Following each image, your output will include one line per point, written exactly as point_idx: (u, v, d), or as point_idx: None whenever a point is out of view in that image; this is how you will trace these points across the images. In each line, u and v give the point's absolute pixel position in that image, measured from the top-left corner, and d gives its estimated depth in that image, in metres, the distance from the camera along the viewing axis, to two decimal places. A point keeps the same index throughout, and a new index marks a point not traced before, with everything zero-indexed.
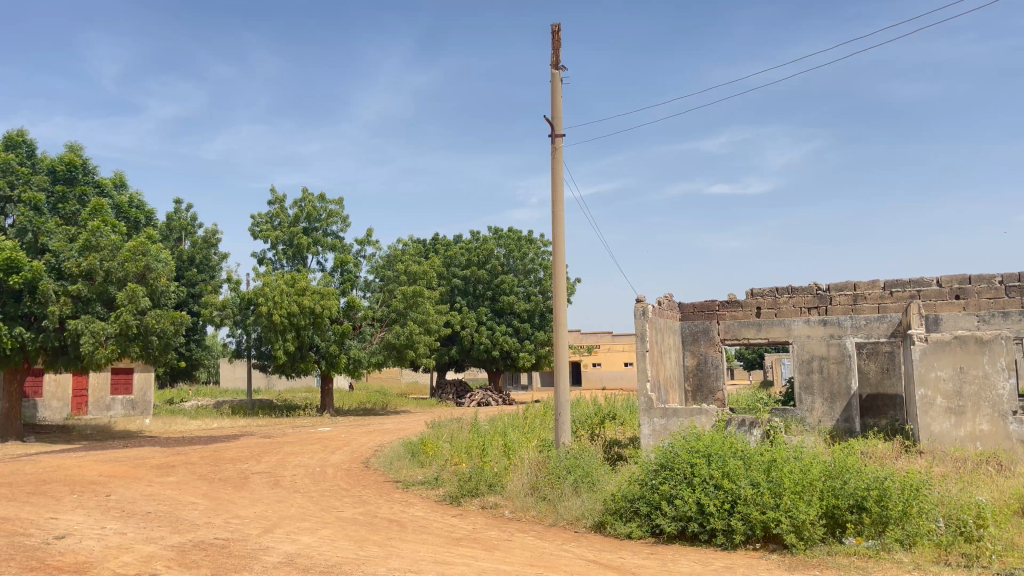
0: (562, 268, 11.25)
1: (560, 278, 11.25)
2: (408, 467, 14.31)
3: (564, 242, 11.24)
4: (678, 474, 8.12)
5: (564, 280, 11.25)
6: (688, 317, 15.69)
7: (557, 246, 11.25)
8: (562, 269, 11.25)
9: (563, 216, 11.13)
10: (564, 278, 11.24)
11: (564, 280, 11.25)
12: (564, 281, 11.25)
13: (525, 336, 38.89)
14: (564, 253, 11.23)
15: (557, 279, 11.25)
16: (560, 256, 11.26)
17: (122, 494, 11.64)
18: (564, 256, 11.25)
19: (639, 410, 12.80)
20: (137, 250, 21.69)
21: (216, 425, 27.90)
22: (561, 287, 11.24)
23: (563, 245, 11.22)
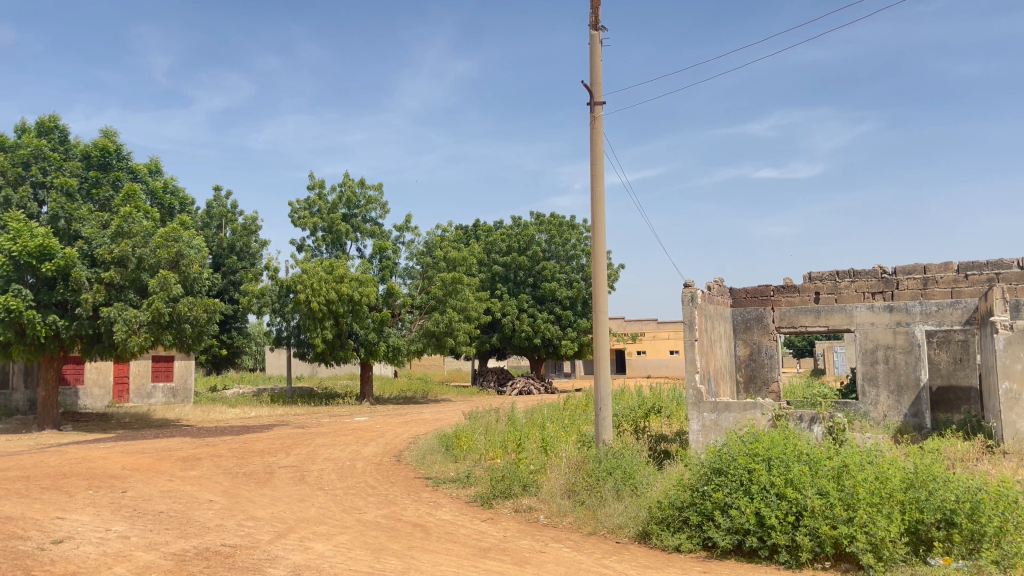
0: (602, 248, 10.32)
1: (599, 260, 10.32)
2: (441, 462, 13.55)
3: (603, 222, 10.31)
4: (735, 480, 7.18)
5: (604, 263, 10.32)
6: (740, 303, 14.57)
7: (595, 225, 10.31)
8: (601, 251, 10.31)
9: (601, 192, 10.20)
10: (604, 261, 10.32)
11: (603, 264, 10.31)
12: (604, 264, 10.32)
13: (567, 324, 38.02)
14: (604, 233, 10.30)
15: (597, 263, 10.32)
16: (599, 236, 10.33)
17: (140, 490, 11.09)
18: (603, 236, 10.33)
19: (688, 404, 11.84)
20: (169, 236, 21.27)
21: (254, 413, 27.68)
22: (601, 271, 10.29)
23: (602, 224, 10.28)
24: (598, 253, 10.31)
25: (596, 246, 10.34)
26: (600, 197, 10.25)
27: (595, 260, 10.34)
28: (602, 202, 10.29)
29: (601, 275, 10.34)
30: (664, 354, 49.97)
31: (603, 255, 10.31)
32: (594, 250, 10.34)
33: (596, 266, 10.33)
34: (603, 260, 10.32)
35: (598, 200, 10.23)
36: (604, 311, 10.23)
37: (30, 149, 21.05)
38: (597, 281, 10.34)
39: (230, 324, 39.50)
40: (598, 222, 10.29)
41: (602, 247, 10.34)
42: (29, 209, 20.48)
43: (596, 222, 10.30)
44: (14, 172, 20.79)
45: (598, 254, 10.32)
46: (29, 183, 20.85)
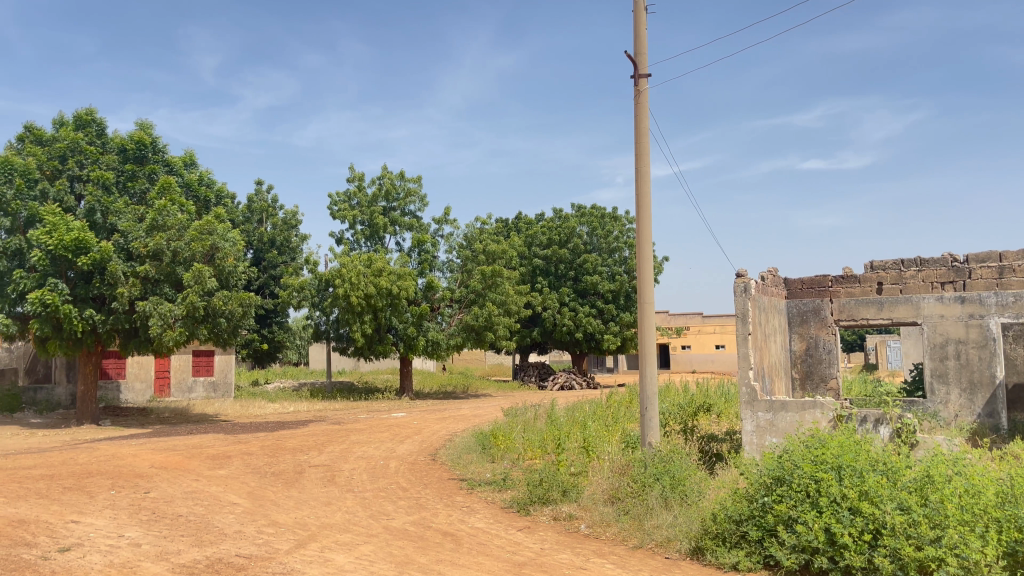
0: (648, 234, 9.53)
1: (645, 248, 9.53)
2: (477, 462, 12.90)
3: (649, 205, 9.54)
4: (799, 491, 6.42)
5: (650, 251, 9.52)
6: (795, 294, 13.60)
7: (640, 209, 9.54)
8: (648, 238, 9.54)
9: (648, 172, 9.45)
10: (650, 249, 9.52)
11: (649, 253, 9.50)
12: (651, 252, 9.52)
13: (610, 318, 37.16)
14: (650, 218, 9.51)
15: (642, 252, 9.52)
16: (644, 221, 9.55)
17: (163, 491, 10.65)
18: (649, 221, 9.54)
19: (740, 402, 11.01)
20: (204, 228, 20.98)
21: (293, 408, 27.46)
22: (646, 260, 9.48)
23: (648, 208, 9.51)
24: (643, 240, 9.53)
25: (642, 232, 9.55)
26: (646, 178, 9.48)
27: (640, 248, 9.55)
28: (648, 184, 9.52)
29: (647, 263, 9.54)
30: (709, 349, 48.76)
31: (650, 241, 9.52)
32: (639, 236, 9.57)
33: (641, 254, 9.53)
34: (650, 249, 9.53)
35: (644, 181, 9.47)
36: (651, 304, 9.40)
37: (66, 143, 20.91)
38: (644, 270, 9.53)
39: (271, 318, 39.46)
40: (643, 206, 9.53)
41: (648, 233, 9.55)
42: (66, 203, 20.32)
43: (642, 206, 9.52)
44: (51, 166, 20.67)
45: (643, 241, 9.55)
46: (66, 176, 20.71)
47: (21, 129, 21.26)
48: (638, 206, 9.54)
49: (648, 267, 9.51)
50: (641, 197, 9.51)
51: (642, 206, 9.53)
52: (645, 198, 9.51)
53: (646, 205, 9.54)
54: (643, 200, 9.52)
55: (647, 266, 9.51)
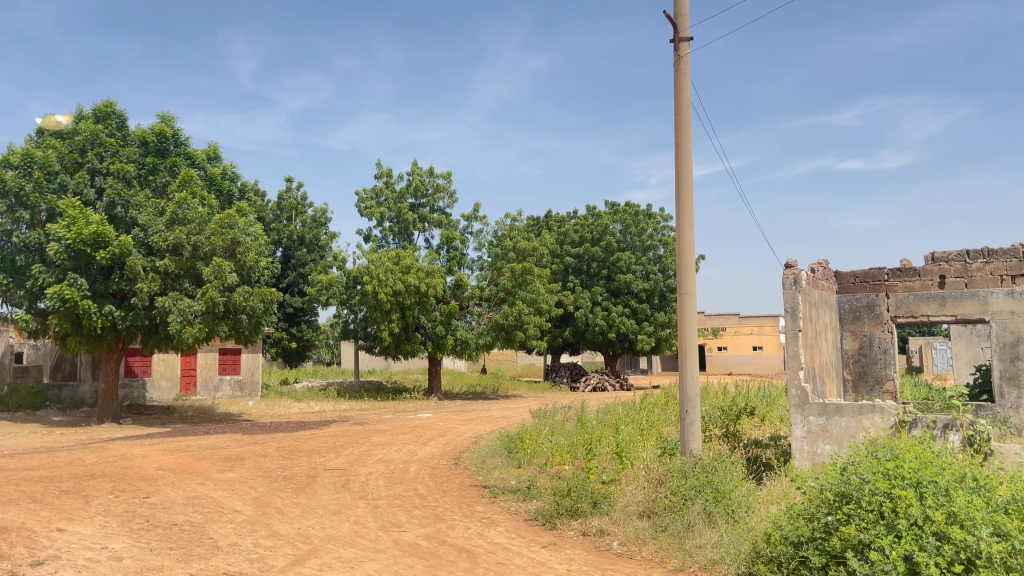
0: (689, 215, 8.56)
1: (686, 231, 8.57)
2: (502, 467, 12.05)
3: (690, 184, 8.60)
4: (871, 510, 5.49)
5: (690, 235, 8.55)
6: (847, 288, 12.53)
7: (679, 187, 8.61)
8: (689, 219, 8.56)
9: (689, 147, 8.58)
10: (691, 233, 8.56)
11: (690, 238, 8.54)
12: (692, 236, 8.55)
13: (644, 318, 36.13)
14: (691, 197, 8.55)
15: (683, 237, 8.56)
16: (686, 200, 8.58)
17: (164, 496, 9.96)
18: (690, 200, 8.58)
19: (790, 406, 10.03)
20: (225, 222, 20.41)
21: (319, 408, 26.86)
22: (687, 247, 8.52)
23: (689, 186, 8.57)
24: (684, 222, 8.56)
25: (682, 214, 8.58)
26: (687, 154, 8.60)
27: (680, 232, 8.57)
28: (689, 160, 8.63)
29: (689, 249, 8.57)
30: (746, 350, 47.47)
31: (690, 224, 8.55)
32: (679, 218, 8.62)
33: (681, 238, 8.55)
34: (691, 233, 8.55)
35: (686, 156, 8.58)
36: (693, 295, 8.40)
37: (86, 135, 20.54)
38: (685, 256, 8.54)
39: (300, 316, 39.05)
40: (684, 184, 8.59)
41: (689, 215, 8.58)
42: (85, 196, 19.94)
43: (682, 184, 8.59)
44: (71, 159, 20.29)
45: (684, 223, 8.59)
46: (87, 169, 20.33)
47: (41, 122, 20.94)
48: (679, 184, 8.62)
49: (689, 252, 8.52)
50: (681, 175, 8.60)
51: (682, 184, 8.59)
52: (686, 176, 8.61)
53: (687, 183, 8.61)
54: (684, 178, 8.61)
55: (688, 251, 8.51)
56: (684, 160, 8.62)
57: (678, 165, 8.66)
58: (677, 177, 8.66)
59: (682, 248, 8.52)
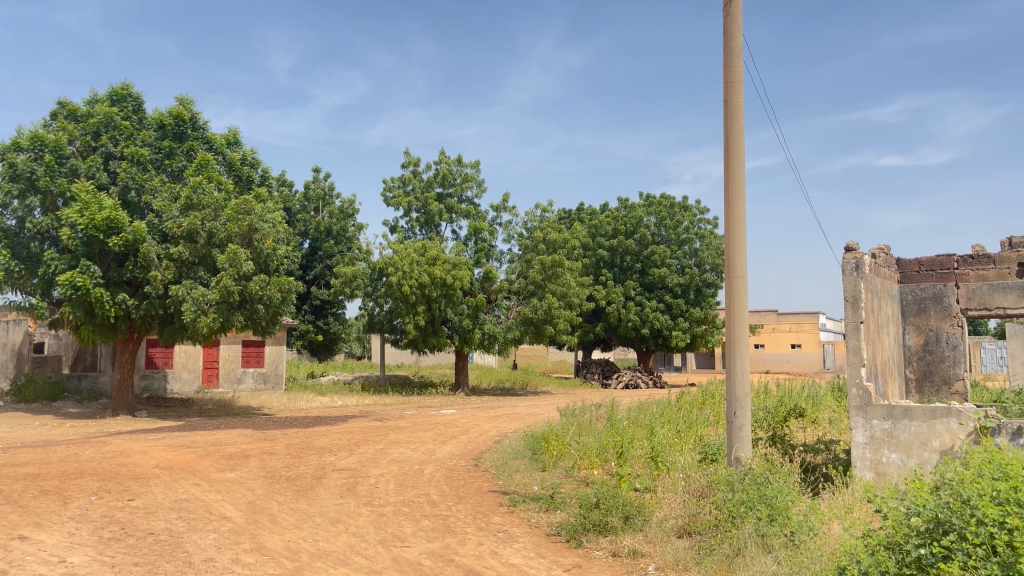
0: (740, 183, 7.42)
1: (735, 202, 7.42)
2: (525, 471, 11.02)
3: (741, 149, 7.48)
4: (979, 545, 4.43)
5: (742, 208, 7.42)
6: (911, 278, 11.20)
7: (729, 152, 7.48)
8: (739, 189, 7.42)
9: (739, 104, 7.47)
10: (743, 206, 7.43)
11: (740, 210, 7.41)
12: (743, 209, 7.42)
13: (679, 314, 34.91)
14: (742, 163, 7.44)
15: (733, 208, 7.41)
16: (735, 165, 7.45)
17: (150, 498, 9.05)
18: (741, 167, 7.46)
19: (850, 408, 8.87)
20: (242, 207, 19.56)
21: (341, 402, 26.00)
22: (737, 220, 7.38)
23: (739, 150, 7.43)
24: (734, 193, 7.43)
25: (732, 183, 7.44)
26: (738, 112, 7.47)
27: (730, 204, 7.44)
28: (739, 119, 7.50)
29: (739, 224, 7.43)
30: (784, 348, 45.92)
31: (741, 195, 7.42)
32: (728, 187, 7.47)
33: (731, 210, 7.41)
34: (743, 205, 7.42)
35: (736, 115, 7.45)
36: (745, 278, 7.26)
37: (100, 118, 19.89)
38: (735, 231, 7.39)
39: (327, 309, 38.36)
40: (735, 149, 7.46)
41: (740, 185, 7.44)
42: (99, 180, 19.30)
43: (732, 149, 7.46)
44: (84, 142, 19.66)
45: (733, 194, 7.44)
46: (101, 153, 19.65)
47: (56, 105, 20.33)
48: (728, 148, 7.49)
49: (740, 227, 7.38)
50: (731, 138, 7.46)
51: (731, 149, 7.47)
52: (737, 140, 7.47)
53: (738, 147, 7.48)
54: (734, 141, 7.47)
55: (739, 227, 7.38)
56: (735, 120, 7.49)
57: (727, 126, 7.53)
58: (725, 140, 7.53)
59: (732, 224, 7.39)
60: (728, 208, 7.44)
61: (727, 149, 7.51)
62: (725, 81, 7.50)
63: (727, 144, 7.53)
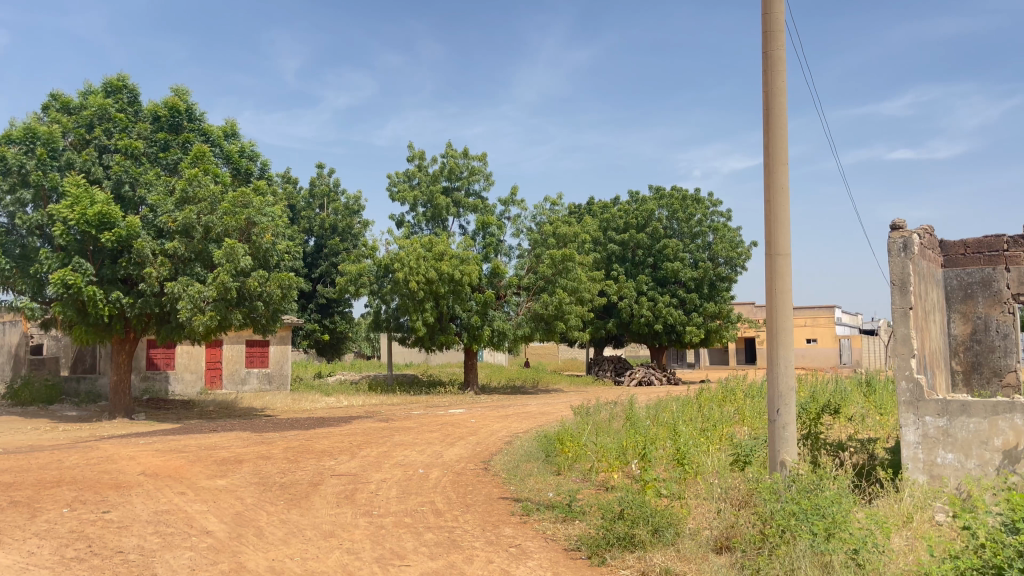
0: (782, 146, 6.54)
1: (777, 167, 6.54)
2: (538, 475, 10.20)
3: (784, 107, 6.58)
4: None
5: (785, 175, 6.53)
6: (956, 261, 10.29)
7: (769, 112, 6.60)
8: (782, 154, 6.54)
9: (782, 55, 6.58)
10: (786, 173, 6.54)
11: (782, 176, 6.53)
12: (787, 176, 6.53)
13: (692, 308, 34.03)
14: (785, 122, 6.55)
15: (774, 174, 6.53)
16: (777, 125, 6.56)
17: (127, 510, 8.24)
18: (784, 128, 6.57)
19: (900, 404, 7.97)
20: (238, 201, 18.78)
21: (346, 403, 25.22)
22: (779, 188, 6.51)
23: (782, 109, 6.55)
24: (776, 158, 6.54)
25: (772, 146, 6.56)
26: (779, 65, 6.59)
27: (771, 171, 6.57)
28: (781, 74, 6.61)
29: (781, 193, 6.56)
30: (800, 343, 44.92)
31: (783, 158, 6.54)
32: (768, 151, 6.58)
33: (772, 178, 6.54)
34: (786, 171, 6.54)
35: (778, 68, 6.57)
36: (789, 255, 6.41)
37: (94, 110, 19.15)
38: (777, 201, 6.52)
39: (333, 307, 37.58)
40: (777, 107, 6.57)
41: (783, 149, 6.55)
42: (92, 174, 18.53)
43: (774, 107, 6.57)
44: (77, 135, 18.92)
45: (775, 160, 6.55)
46: (94, 146, 18.87)
47: (48, 97, 19.60)
48: (768, 107, 6.61)
49: (783, 196, 6.50)
50: (772, 95, 6.58)
51: (772, 106, 6.59)
52: (778, 96, 6.58)
53: (780, 105, 6.58)
54: (776, 99, 6.58)
55: (781, 196, 6.51)
56: (778, 75, 6.60)
57: (768, 80, 6.64)
58: (766, 97, 6.64)
59: (774, 192, 6.52)
60: (768, 175, 6.57)
61: (766, 107, 6.62)
62: (763, 30, 6.62)
63: (768, 101, 6.63)
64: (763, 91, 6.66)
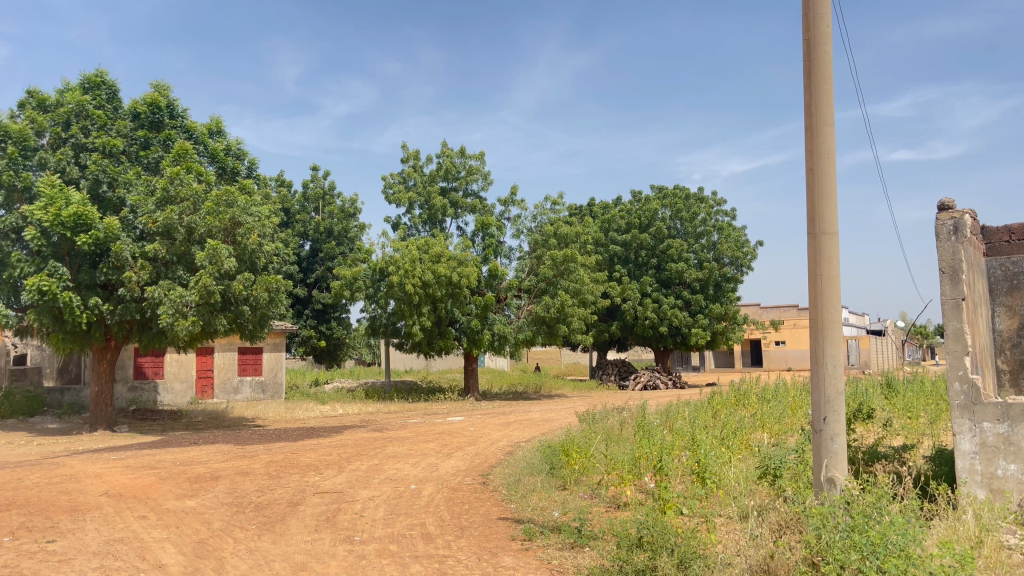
0: (828, 103, 5.57)
1: (822, 127, 5.57)
2: (542, 490, 9.23)
3: (830, 56, 5.59)
4: None
5: (833, 139, 5.57)
6: (1000, 249, 9.26)
7: (812, 65, 5.62)
8: (828, 114, 5.57)
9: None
10: (832, 135, 5.57)
11: (828, 137, 5.56)
12: (833, 139, 5.57)
13: (698, 310, 33.03)
14: (831, 74, 5.57)
15: (820, 135, 5.56)
16: (822, 75, 5.57)
17: (76, 539, 7.27)
18: (830, 81, 5.59)
19: (954, 409, 7.01)
20: (222, 200, 17.81)
21: (341, 412, 24.18)
22: (825, 154, 5.55)
23: (827, 61, 5.57)
24: (821, 118, 5.57)
25: (816, 105, 5.59)
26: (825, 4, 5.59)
27: (814, 134, 5.61)
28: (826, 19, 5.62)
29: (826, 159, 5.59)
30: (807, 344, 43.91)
31: (829, 117, 5.57)
32: (811, 109, 5.62)
33: (817, 142, 5.58)
34: (833, 134, 5.58)
35: (822, 10, 5.58)
36: (836, 235, 5.48)
37: (70, 106, 18.15)
38: (823, 170, 5.56)
39: (330, 313, 36.59)
40: (820, 57, 5.59)
41: (829, 107, 5.59)
42: (68, 175, 17.56)
43: (818, 57, 5.59)
44: (53, 134, 17.92)
45: (821, 121, 5.59)
46: (70, 145, 17.87)
47: (24, 94, 18.63)
48: (811, 56, 5.63)
49: (830, 163, 5.54)
50: (814, 43, 5.60)
51: (814, 56, 5.61)
52: (824, 45, 5.59)
53: (826, 55, 5.60)
54: (820, 47, 5.59)
55: (828, 163, 5.54)
56: (822, 18, 5.60)
57: (811, 26, 5.66)
58: (808, 46, 5.66)
59: (818, 159, 5.56)
60: (812, 139, 5.61)
61: (808, 58, 5.65)
62: None
63: (809, 49, 5.65)
64: (804, 38, 5.69)
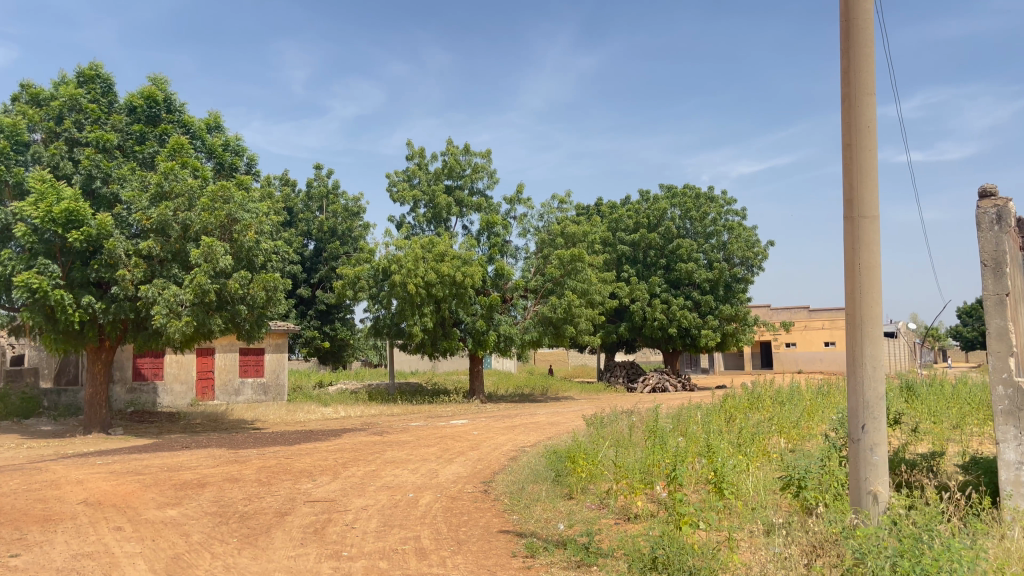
0: (869, 69, 4.97)
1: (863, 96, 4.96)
2: (546, 500, 8.64)
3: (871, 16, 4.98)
4: None
5: (874, 110, 4.97)
6: None
7: (851, 27, 5.01)
8: (869, 81, 4.97)
9: None
10: (873, 105, 4.97)
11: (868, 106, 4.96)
12: (875, 111, 4.97)
13: (707, 311, 32.34)
14: (872, 35, 4.96)
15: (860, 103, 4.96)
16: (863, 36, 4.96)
17: (42, 553, 6.72)
18: (871, 44, 4.99)
19: (997, 416, 6.41)
20: (219, 196, 17.27)
21: (341, 415, 23.61)
22: (865, 126, 4.95)
23: (868, 20, 4.96)
24: (861, 85, 4.97)
25: (856, 71, 5.00)
26: None
27: (853, 104, 5.01)
28: None
29: (866, 132, 4.99)
30: (818, 346, 43.13)
31: (870, 84, 4.97)
32: (849, 75, 5.02)
33: (856, 114, 4.98)
34: (874, 104, 4.98)
35: None
36: (877, 220, 4.90)
37: (63, 100, 17.63)
38: (862, 145, 4.97)
39: (333, 314, 36.07)
40: (861, 15, 4.98)
41: (870, 74, 4.99)
42: (59, 169, 17.06)
43: (858, 16, 4.98)
44: (46, 128, 17.44)
45: (861, 90, 4.99)
46: (63, 139, 17.37)
47: (18, 88, 18.16)
48: (850, 14, 5.01)
49: (871, 138, 4.95)
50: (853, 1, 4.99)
51: (854, 15, 5.00)
52: (864, 2, 4.98)
53: (867, 14, 4.98)
54: (860, 5, 4.99)
55: (868, 137, 4.94)
56: None
57: None
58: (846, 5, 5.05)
59: (856, 132, 4.97)
60: (851, 111, 5.01)
61: (846, 18, 5.04)
62: None
63: (847, 8, 5.05)
64: None
